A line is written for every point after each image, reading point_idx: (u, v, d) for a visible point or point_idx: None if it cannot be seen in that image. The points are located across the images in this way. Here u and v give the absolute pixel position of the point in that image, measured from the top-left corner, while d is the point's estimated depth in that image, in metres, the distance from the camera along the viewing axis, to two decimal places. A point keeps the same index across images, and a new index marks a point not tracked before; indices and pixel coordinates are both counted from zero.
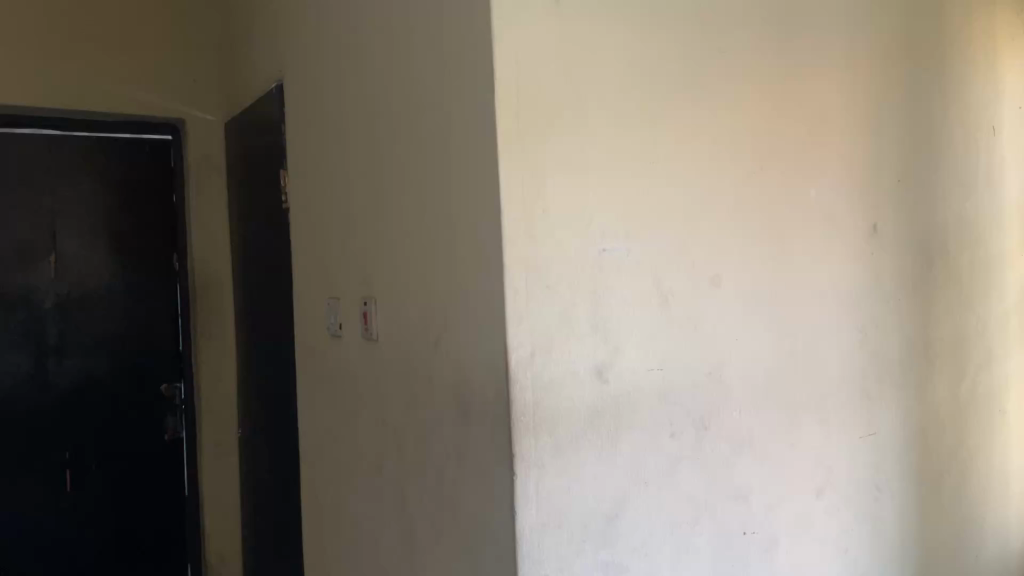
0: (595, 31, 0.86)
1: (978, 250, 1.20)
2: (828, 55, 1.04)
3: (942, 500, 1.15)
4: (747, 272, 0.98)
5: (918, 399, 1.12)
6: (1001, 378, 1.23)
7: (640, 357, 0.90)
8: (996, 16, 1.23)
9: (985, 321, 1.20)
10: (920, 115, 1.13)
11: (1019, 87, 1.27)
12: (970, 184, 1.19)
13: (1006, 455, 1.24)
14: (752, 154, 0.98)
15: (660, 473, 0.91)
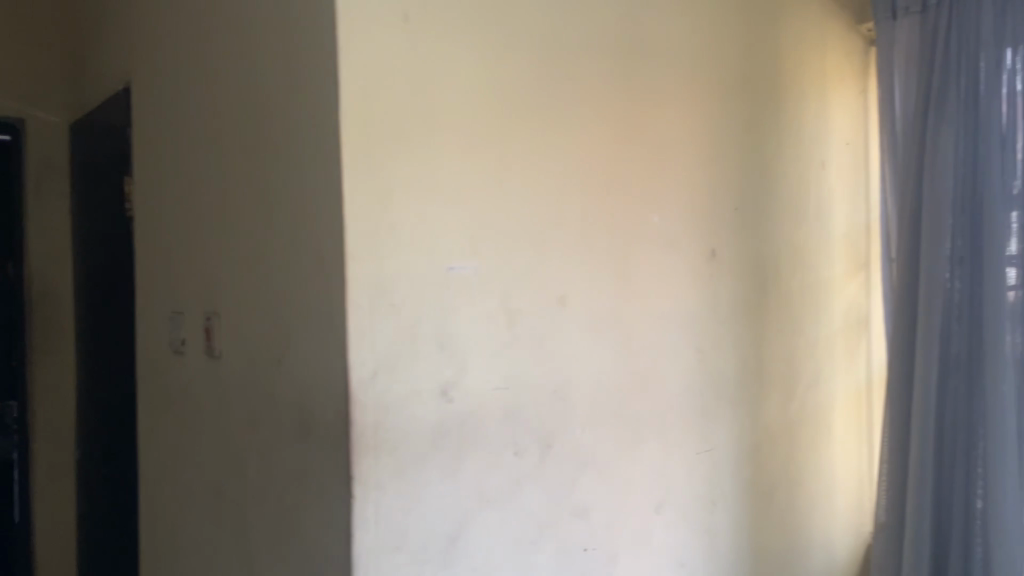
0: (445, 50, 0.86)
1: (808, 276, 1.28)
2: (673, 85, 1.08)
3: (773, 513, 1.21)
4: (593, 293, 1.01)
5: (752, 417, 1.18)
6: (828, 396, 1.31)
7: (485, 376, 0.91)
8: (827, 58, 1.32)
9: (813, 343, 1.29)
10: (757, 146, 1.20)
11: (847, 125, 1.36)
12: (802, 213, 1.27)
13: (832, 469, 1.32)
14: (599, 178, 1.01)
15: (503, 491, 0.92)
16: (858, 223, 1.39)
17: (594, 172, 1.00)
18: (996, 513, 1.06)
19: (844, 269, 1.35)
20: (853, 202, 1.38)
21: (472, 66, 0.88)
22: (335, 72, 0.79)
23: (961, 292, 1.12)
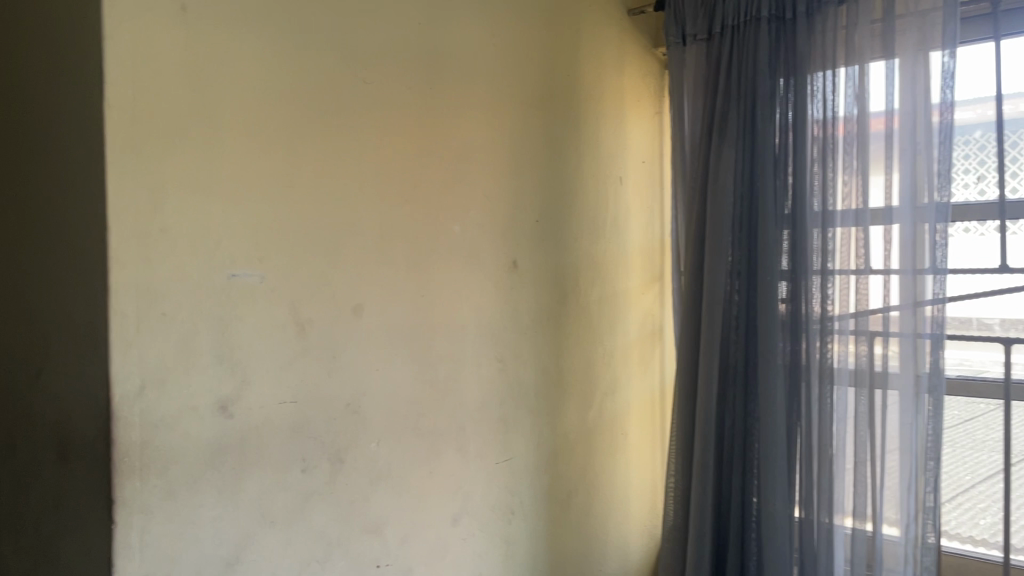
0: (231, 39, 0.79)
1: (606, 287, 1.33)
2: (473, 95, 1.09)
3: (571, 518, 1.24)
4: (389, 304, 0.97)
5: (551, 424, 1.21)
6: (623, 403, 1.36)
7: (271, 390, 0.84)
8: (625, 77, 1.38)
9: (611, 352, 1.34)
10: (557, 160, 1.23)
11: (643, 143, 1.43)
12: (599, 226, 1.31)
13: (627, 474, 1.37)
14: (396, 185, 0.98)
15: (288, 511, 0.85)
16: (652, 238, 1.45)
17: (392, 179, 0.98)
18: (768, 511, 1.14)
19: (639, 282, 1.41)
20: (649, 217, 1.44)
21: (261, 58, 0.82)
22: (99, 49, 0.68)
23: (739, 304, 1.21)
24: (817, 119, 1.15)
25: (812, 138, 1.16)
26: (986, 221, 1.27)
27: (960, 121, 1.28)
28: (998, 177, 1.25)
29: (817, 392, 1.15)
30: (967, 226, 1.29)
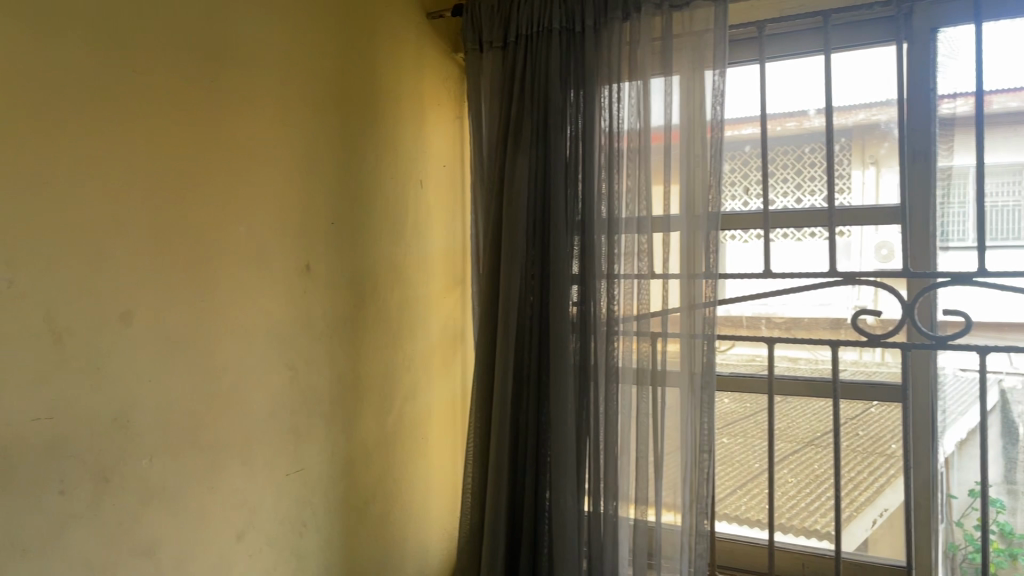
0: None
1: (406, 291, 1.32)
2: (258, 91, 1.03)
3: (366, 526, 1.22)
4: (166, 311, 0.89)
5: (345, 432, 1.18)
6: (422, 407, 1.36)
7: (22, 407, 0.73)
8: (425, 80, 1.38)
9: (410, 356, 1.33)
10: (354, 162, 1.21)
11: (443, 147, 1.43)
12: (398, 230, 1.30)
13: (426, 478, 1.38)
14: (173, 182, 0.90)
15: (43, 538, 0.75)
16: (453, 243, 1.46)
17: (169, 174, 0.89)
18: (559, 508, 1.18)
19: (440, 286, 1.42)
20: (450, 221, 1.45)
21: (9, 32, 0.71)
22: None
23: (532, 306, 1.24)
24: (604, 130, 1.21)
25: (599, 147, 1.21)
26: (753, 229, 1.37)
27: (730, 138, 1.39)
28: (761, 190, 1.37)
29: (603, 391, 1.22)
30: (736, 233, 1.39)
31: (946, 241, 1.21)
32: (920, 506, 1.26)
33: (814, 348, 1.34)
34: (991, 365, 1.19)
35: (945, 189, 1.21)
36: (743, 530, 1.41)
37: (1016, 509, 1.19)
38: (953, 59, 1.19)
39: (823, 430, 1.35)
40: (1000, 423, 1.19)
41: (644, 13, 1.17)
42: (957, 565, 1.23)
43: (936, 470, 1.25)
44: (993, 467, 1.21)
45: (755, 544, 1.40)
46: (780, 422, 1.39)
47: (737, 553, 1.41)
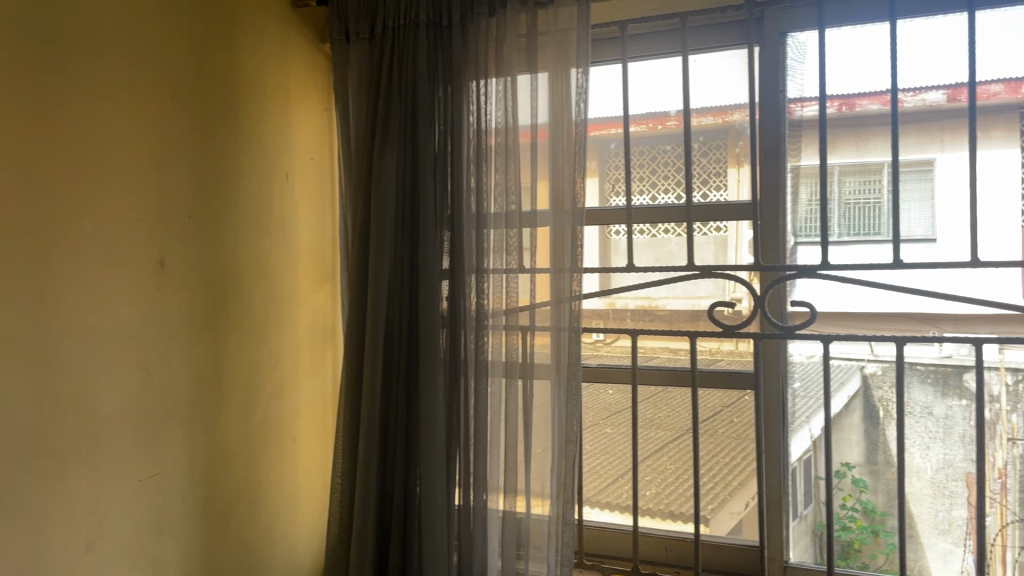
0: None
1: (271, 287, 1.29)
2: (107, 79, 0.98)
3: (229, 529, 1.19)
4: (4, 311, 0.84)
5: (206, 433, 1.14)
6: (290, 405, 1.33)
7: None
8: (290, 70, 1.35)
9: (277, 353, 1.30)
10: (213, 154, 1.17)
11: (310, 139, 1.40)
12: (262, 226, 1.27)
13: (294, 478, 1.35)
14: (11, 174, 0.84)
15: None
16: (322, 238, 1.43)
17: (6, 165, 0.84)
18: (427, 502, 1.18)
19: (308, 282, 1.39)
20: (319, 215, 1.42)
21: None
22: None
23: (400, 302, 1.24)
24: (472, 125, 1.22)
25: (467, 143, 1.22)
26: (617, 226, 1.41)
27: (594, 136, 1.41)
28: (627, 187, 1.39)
29: (473, 386, 1.22)
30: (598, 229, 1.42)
31: (800, 237, 1.30)
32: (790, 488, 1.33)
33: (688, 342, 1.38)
34: (854, 353, 1.28)
35: (797, 192, 1.29)
36: (608, 517, 1.46)
37: (877, 488, 1.28)
38: (799, 62, 1.27)
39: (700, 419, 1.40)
40: (861, 408, 1.28)
41: (510, 10, 1.19)
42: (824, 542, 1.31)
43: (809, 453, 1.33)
44: (855, 449, 1.30)
45: (619, 530, 1.45)
46: (660, 411, 1.42)
47: (602, 540, 1.46)
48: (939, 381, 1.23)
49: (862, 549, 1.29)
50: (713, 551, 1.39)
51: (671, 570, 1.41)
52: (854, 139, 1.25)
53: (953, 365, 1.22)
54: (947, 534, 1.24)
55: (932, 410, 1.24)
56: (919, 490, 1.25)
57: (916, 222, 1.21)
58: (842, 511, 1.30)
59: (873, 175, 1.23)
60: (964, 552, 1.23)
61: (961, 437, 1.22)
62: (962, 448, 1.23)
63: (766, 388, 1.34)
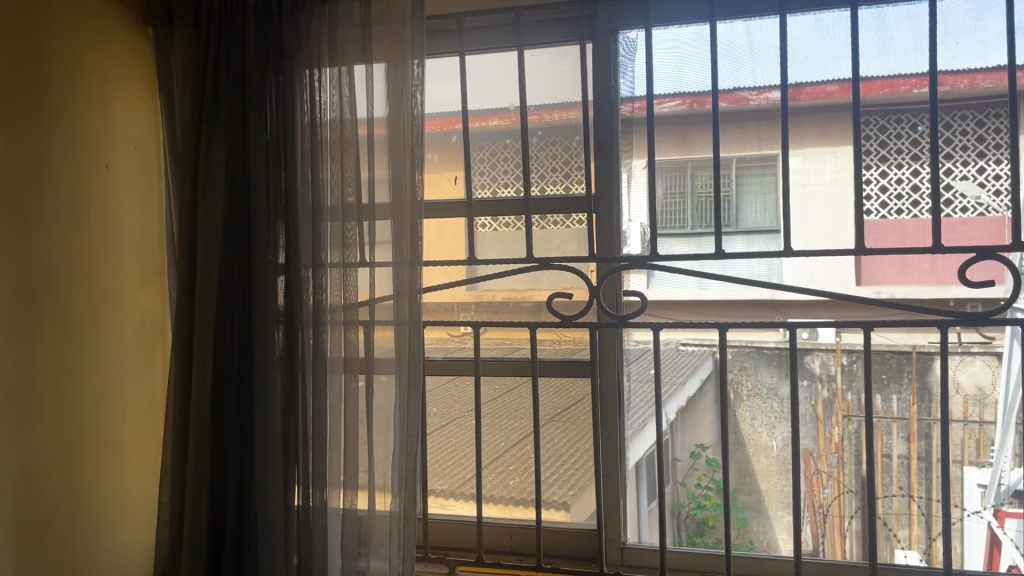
0: None
1: (91, 285, 1.21)
2: None
3: (46, 545, 1.11)
4: None
5: (15, 444, 1.06)
6: (115, 410, 1.26)
7: None
8: (109, 53, 1.26)
9: (99, 355, 1.23)
10: (18, 143, 1.08)
11: (135, 127, 1.32)
12: (79, 220, 1.19)
13: (122, 486, 1.28)
14: None
15: None
16: (151, 232, 1.35)
17: None
18: (264, 502, 1.17)
19: (134, 279, 1.31)
20: (146, 208, 1.34)
21: None
22: None
23: (233, 298, 1.20)
24: (306, 115, 1.18)
25: (300, 132, 1.18)
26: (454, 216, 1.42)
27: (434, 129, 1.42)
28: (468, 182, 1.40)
29: (310, 382, 1.19)
30: (438, 219, 1.43)
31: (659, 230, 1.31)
32: (647, 469, 1.38)
33: (557, 330, 1.40)
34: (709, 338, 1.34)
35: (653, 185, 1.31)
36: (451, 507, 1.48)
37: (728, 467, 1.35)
38: (630, 59, 1.32)
39: (563, 408, 1.40)
40: (714, 389, 1.35)
41: None
42: (681, 520, 1.37)
43: (653, 446, 1.39)
44: (709, 431, 1.36)
45: (463, 520, 1.47)
46: (522, 401, 1.43)
47: (445, 528, 1.48)
48: (783, 363, 1.31)
49: (716, 526, 1.36)
50: (554, 536, 1.42)
51: (516, 558, 1.43)
52: (683, 136, 1.30)
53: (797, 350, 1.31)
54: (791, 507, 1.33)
55: (777, 391, 1.32)
56: (767, 466, 1.33)
57: (763, 214, 1.26)
58: (699, 491, 1.36)
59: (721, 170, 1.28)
60: (804, 521, 1.34)
61: (805, 416, 1.31)
62: (808, 426, 1.32)
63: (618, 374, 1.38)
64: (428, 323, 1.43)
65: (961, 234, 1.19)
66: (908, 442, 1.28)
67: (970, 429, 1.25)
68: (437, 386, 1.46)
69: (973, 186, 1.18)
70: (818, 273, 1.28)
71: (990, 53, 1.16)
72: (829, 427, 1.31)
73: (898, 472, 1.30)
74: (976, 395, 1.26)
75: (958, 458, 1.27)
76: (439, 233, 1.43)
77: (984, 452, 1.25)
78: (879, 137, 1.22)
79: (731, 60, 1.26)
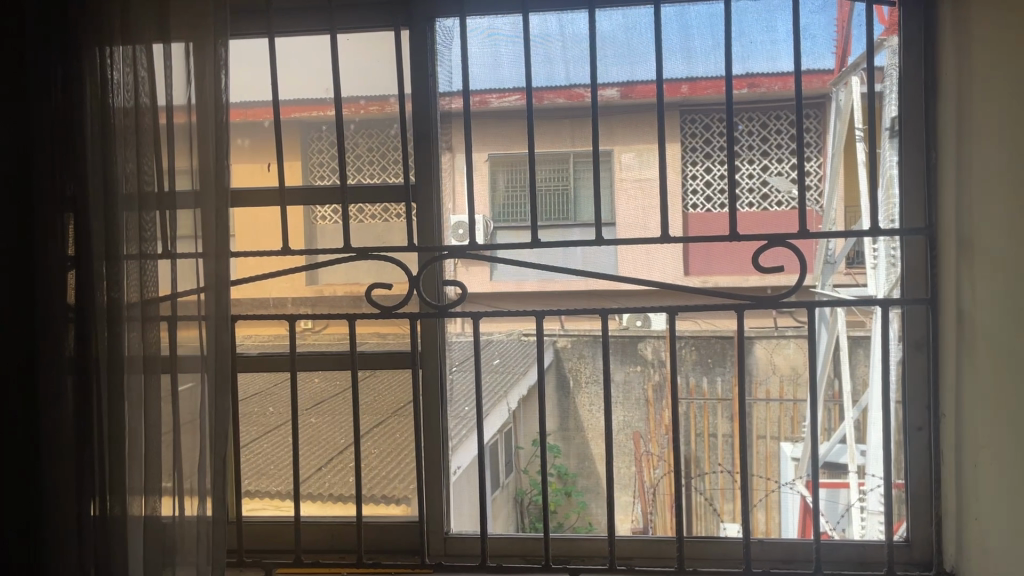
0: None
1: None
2: None
3: None
4: None
5: None
6: None
7: None
8: None
9: None
10: None
11: None
12: None
13: None
14: None
15: None
16: None
17: None
18: (54, 515, 1.09)
19: None
20: None
21: None
22: None
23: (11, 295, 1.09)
24: (96, 97, 1.10)
25: (90, 115, 1.10)
26: (265, 204, 1.38)
27: (243, 120, 1.38)
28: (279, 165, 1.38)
29: (106, 386, 1.11)
30: (252, 208, 1.38)
31: (498, 222, 1.34)
32: (492, 457, 1.42)
33: (399, 325, 1.39)
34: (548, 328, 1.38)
35: (494, 179, 1.34)
36: (269, 508, 1.44)
37: (569, 452, 1.40)
38: (447, 46, 1.31)
39: (406, 403, 1.38)
40: (555, 378, 1.38)
41: None
42: (525, 507, 1.40)
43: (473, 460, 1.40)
44: (551, 418, 1.41)
45: (282, 521, 1.43)
46: (367, 396, 1.40)
47: (262, 535, 1.43)
48: (619, 350, 1.37)
49: (558, 509, 1.41)
50: (372, 531, 1.40)
51: (334, 556, 1.40)
52: (496, 130, 1.34)
53: (630, 337, 1.37)
54: (630, 489, 1.39)
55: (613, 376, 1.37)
56: (601, 450, 1.38)
57: (592, 208, 1.32)
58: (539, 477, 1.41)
59: (560, 164, 1.33)
60: (635, 501, 1.39)
61: (636, 400, 1.37)
62: (638, 409, 1.37)
63: (442, 367, 1.38)
64: (240, 317, 1.39)
65: (774, 225, 1.29)
66: (731, 422, 1.35)
67: (786, 406, 1.34)
68: (264, 382, 1.43)
69: (786, 182, 1.29)
70: (654, 264, 1.33)
71: (779, 52, 1.24)
72: (659, 410, 1.36)
73: (724, 449, 1.36)
74: (791, 375, 1.33)
75: (775, 434, 1.36)
76: (250, 223, 1.38)
77: (799, 427, 1.34)
78: (704, 134, 1.30)
79: (545, 53, 1.28)
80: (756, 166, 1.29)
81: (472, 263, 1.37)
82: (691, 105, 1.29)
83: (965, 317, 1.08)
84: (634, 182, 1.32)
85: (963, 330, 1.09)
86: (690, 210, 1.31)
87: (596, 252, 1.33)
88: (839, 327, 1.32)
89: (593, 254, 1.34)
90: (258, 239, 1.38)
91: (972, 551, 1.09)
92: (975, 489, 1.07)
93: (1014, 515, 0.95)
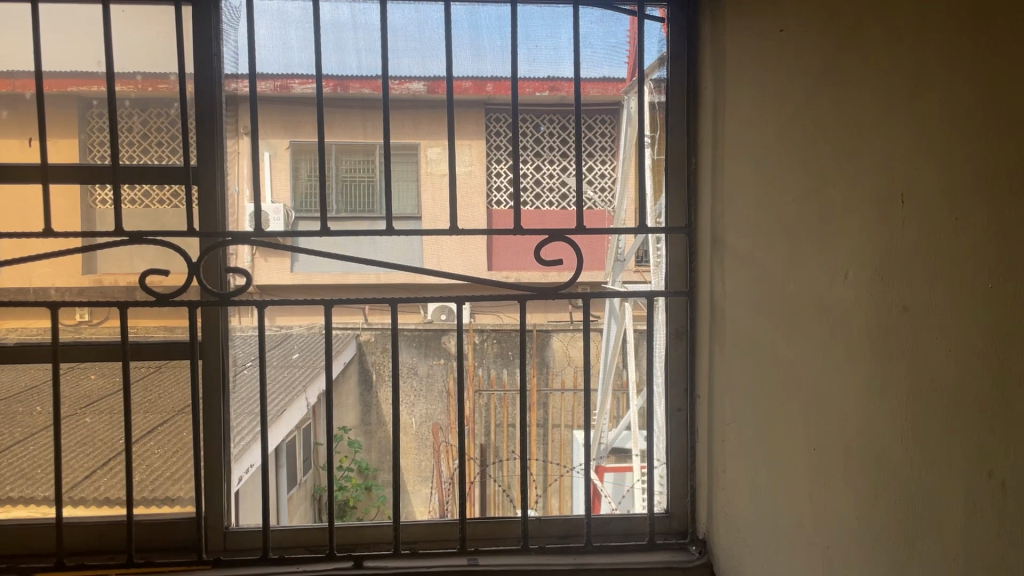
0: None
1: None
2: None
3: None
4: None
5: None
6: None
7: None
8: None
9: None
10: None
11: None
12: None
13: None
14: None
15: None
16: None
17: None
18: None
19: None
20: None
21: None
22: None
23: None
24: None
25: None
26: (25, 183, 1.28)
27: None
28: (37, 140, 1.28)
29: None
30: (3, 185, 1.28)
31: (299, 212, 1.32)
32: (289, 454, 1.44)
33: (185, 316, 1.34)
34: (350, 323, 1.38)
35: (296, 166, 1.32)
36: (27, 514, 1.33)
37: (370, 447, 1.41)
38: (233, 28, 1.29)
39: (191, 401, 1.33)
40: (357, 372, 1.40)
41: None
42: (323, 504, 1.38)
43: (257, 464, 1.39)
44: (350, 414, 1.40)
45: (41, 523, 1.32)
46: (146, 395, 1.34)
47: (16, 544, 1.31)
48: (422, 344, 1.39)
49: (357, 505, 1.39)
50: (145, 532, 1.32)
51: (104, 557, 1.31)
52: (284, 116, 1.32)
53: (434, 330, 1.39)
54: (427, 480, 1.42)
55: (416, 370, 1.40)
56: (406, 443, 1.42)
57: (374, 198, 1.34)
58: (337, 473, 1.40)
59: (365, 155, 1.33)
60: (432, 493, 1.41)
61: (438, 392, 1.40)
62: (440, 401, 1.41)
63: (224, 360, 1.33)
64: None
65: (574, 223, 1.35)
66: (529, 411, 1.42)
67: (569, 396, 1.42)
68: (31, 379, 1.32)
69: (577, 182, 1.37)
70: (452, 259, 1.36)
71: (562, 56, 1.31)
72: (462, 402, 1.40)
73: (511, 439, 1.42)
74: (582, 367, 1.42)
75: (569, 423, 1.44)
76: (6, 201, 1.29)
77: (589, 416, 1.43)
78: (509, 134, 1.34)
79: (336, 41, 1.28)
80: (555, 166, 1.36)
81: (271, 255, 1.33)
82: (496, 104, 1.34)
83: (718, 309, 1.20)
84: (423, 176, 1.35)
85: (717, 320, 1.21)
86: (495, 207, 1.35)
87: (401, 244, 1.34)
88: (626, 320, 1.39)
89: (400, 246, 1.34)
90: (33, 219, 1.29)
91: (720, 518, 1.22)
92: (723, 461, 1.20)
93: (754, 485, 1.06)
